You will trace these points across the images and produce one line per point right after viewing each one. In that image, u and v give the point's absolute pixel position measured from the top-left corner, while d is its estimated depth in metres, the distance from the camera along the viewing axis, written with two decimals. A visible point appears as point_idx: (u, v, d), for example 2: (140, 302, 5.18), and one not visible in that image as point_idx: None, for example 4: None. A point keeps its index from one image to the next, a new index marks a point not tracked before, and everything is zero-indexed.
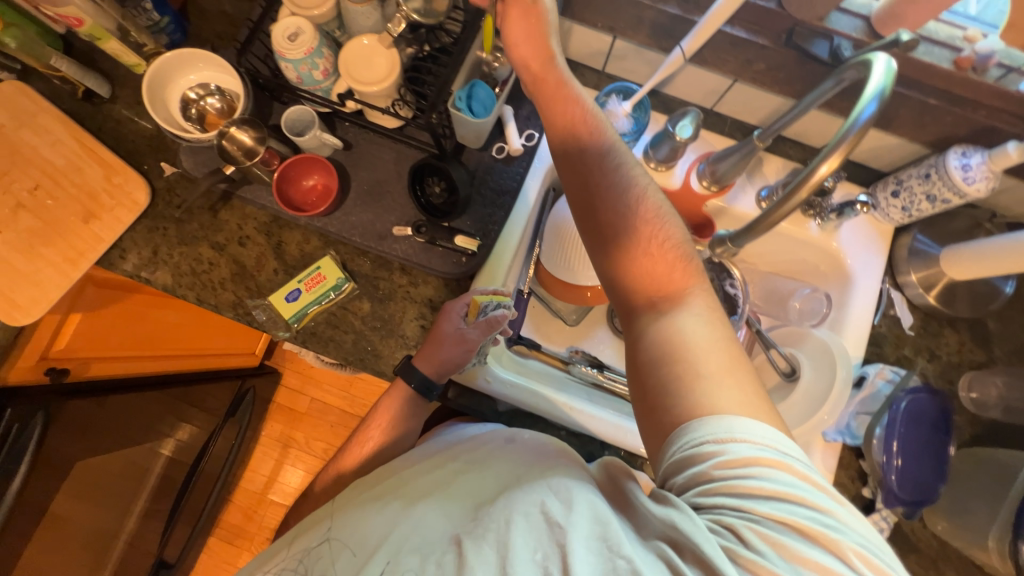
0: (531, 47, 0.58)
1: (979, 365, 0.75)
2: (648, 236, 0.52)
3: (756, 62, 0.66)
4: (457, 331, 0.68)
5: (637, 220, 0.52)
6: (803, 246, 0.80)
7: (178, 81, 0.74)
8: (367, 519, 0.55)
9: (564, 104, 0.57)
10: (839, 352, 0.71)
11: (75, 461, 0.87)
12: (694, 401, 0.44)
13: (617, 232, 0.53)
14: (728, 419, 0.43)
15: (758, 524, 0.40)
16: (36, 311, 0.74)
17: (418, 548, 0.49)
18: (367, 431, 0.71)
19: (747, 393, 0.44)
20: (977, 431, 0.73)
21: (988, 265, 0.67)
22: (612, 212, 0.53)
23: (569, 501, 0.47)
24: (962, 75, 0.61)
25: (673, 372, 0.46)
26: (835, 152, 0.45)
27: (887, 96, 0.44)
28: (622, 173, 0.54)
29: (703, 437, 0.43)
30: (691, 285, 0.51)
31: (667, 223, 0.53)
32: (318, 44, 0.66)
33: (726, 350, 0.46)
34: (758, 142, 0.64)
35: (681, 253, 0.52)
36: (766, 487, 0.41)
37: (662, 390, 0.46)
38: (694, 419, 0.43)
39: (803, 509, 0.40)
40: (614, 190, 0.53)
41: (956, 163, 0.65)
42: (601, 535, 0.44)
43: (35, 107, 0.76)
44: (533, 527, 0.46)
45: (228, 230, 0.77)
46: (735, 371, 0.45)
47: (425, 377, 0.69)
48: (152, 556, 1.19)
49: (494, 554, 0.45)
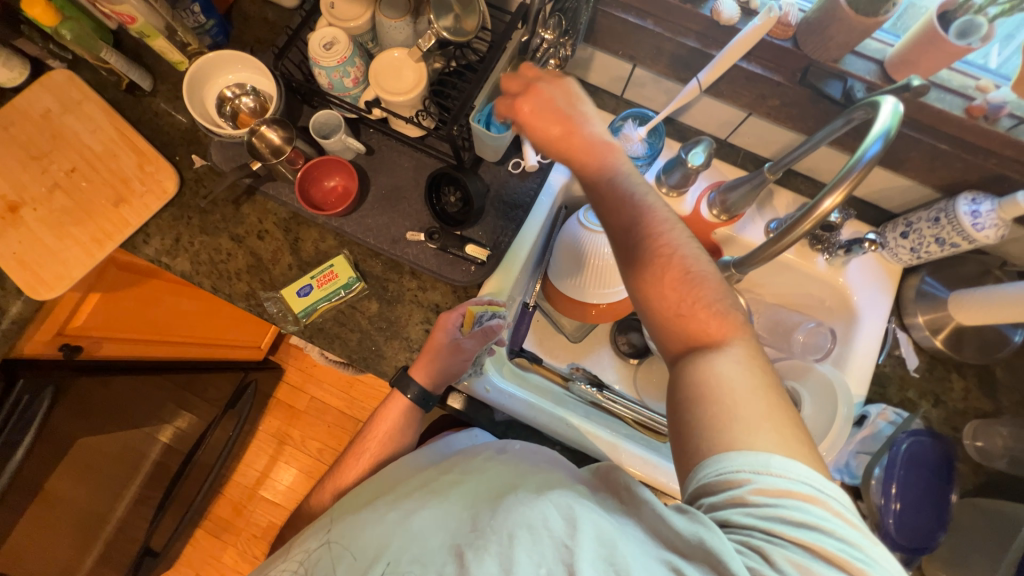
0: (565, 135, 0.57)
1: (985, 414, 0.74)
2: (679, 276, 0.51)
3: (772, 98, 0.68)
4: (453, 341, 0.68)
5: (667, 258, 0.51)
6: (811, 280, 0.81)
7: (217, 80, 0.78)
8: (366, 529, 0.53)
9: (599, 158, 0.57)
10: (841, 389, 0.70)
11: (77, 439, 0.87)
12: (730, 438, 0.43)
13: (654, 291, 0.51)
14: (765, 453, 0.42)
15: (784, 548, 0.39)
16: (59, 287, 0.77)
17: (417, 561, 0.47)
18: (362, 443, 0.71)
19: (785, 435, 0.43)
20: (981, 480, 0.71)
21: (996, 312, 0.67)
22: (648, 272, 0.52)
23: (573, 519, 0.45)
24: (973, 123, 0.61)
25: (709, 414, 0.45)
26: (839, 187, 0.46)
27: (892, 137, 0.45)
28: (656, 234, 0.52)
29: (737, 466, 0.42)
30: (735, 338, 0.49)
31: (703, 280, 0.50)
32: (351, 54, 0.70)
33: (768, 399, 0.45)
34: (767, 174, 0.65)
35: (721, 307, 0.50)
36: (795, 515, 0.40)
37: (695, 427, 0.45)
38: (727, 452, 0.43)
39: (833, 540, 0.39)
40: (647, 251, 0.52)
41: (965, 209, 0.65)
42: (607, 557, 0.42)
43: (81, 95, 0.81)
44: (539, 545, 0.44)
45: (249, 223, 0.80)
46: (775, 416, 0.44)
47: (422, 388, 0.70)
48: (137, 542, 1.19)
49: (497, 569, 0.43)
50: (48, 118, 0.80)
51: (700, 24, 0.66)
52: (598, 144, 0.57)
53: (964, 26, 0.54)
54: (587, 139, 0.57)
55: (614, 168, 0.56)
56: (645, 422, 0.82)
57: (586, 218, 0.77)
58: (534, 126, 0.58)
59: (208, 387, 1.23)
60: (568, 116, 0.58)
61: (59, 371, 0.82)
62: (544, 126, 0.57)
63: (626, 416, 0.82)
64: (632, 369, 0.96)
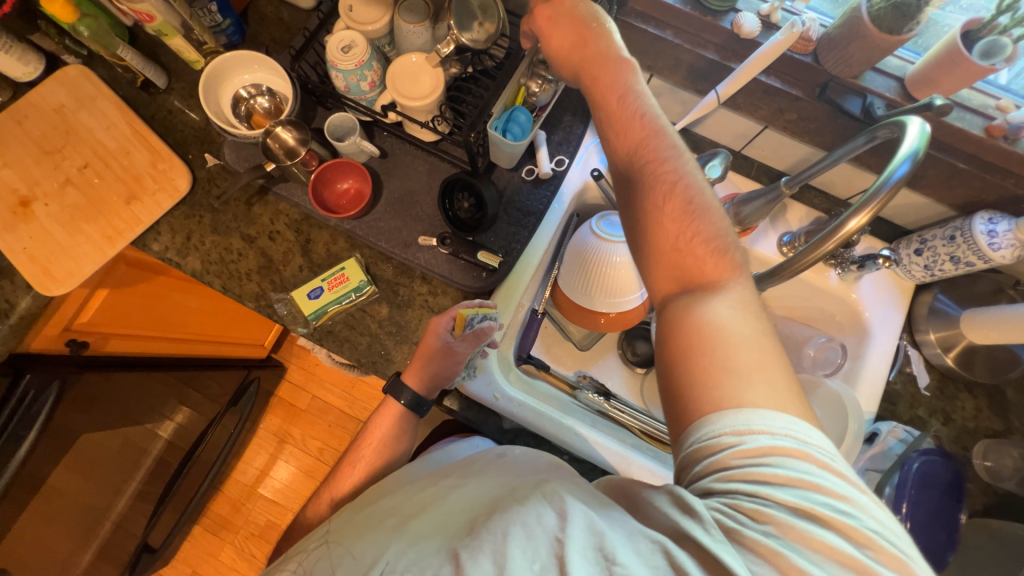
0: (578, 49, 0.59)
1: (996, 435, 0.73)
2: (675, 207, 0.51)
3: (789, 111, 0.67)
4: (445, 345, 0.67)
5: (666, 184, 0.52)
6: (822, 294, 0.81)
7: (232, 79, 0.77)
8: (365, 536, 0.53)
9: (608, 73, 0.58)
10: (851, 406, 0.70)
11: (80, 434, 0.86)
12: (720, 394, 0.42)
13: (655, 218, 0.52)
14: (748, 411, 0.41)
15: (769, 508, 0.39)
16: (70, 283, 0.77)
17: (414, 564, 0.46)
18: (356, 451, 0.71)
19: (776, 387, 0.42)
20: (990, 501, 0.71)
21: (1009, 331, 0.67)
22: (649, 197, 0.52)
23: (564, 513, 0.45)
24: (992, 142, 0.61)
25: (700, 365, 0.44)
26: (865, 208, 0.46)
27: (920, 158, 0.45)
28: (660, 162, 0.54)
29: (720, 429, 0.41)
30: (730, 278, 0.48)
31: (703, 213, 0.51)
32: (369, 58, 0.69)
33: (761, 348, 0.44)
34: (784, 188, 0.65)
35: (719, 245, 0.49)
36: (778, 473, 0.40)
37: (684, 383, 0.45)
38: (715, 411, 0.42)
39: (817, 494, 0.39)
40: (652, 177, 0.53)
41: (982, 228, 0.65)
42: (597, 544, 0.41)
43: (96, 91, 0.81)
44: (532, 541, 0.43)
45: (260, 223, 0.79)
46: (768, 368, 0.43)
47: (415, 394, 0.70)
48: (135, 538, 1.19)
49: (491, 567, 0.42)
50: (62, 113, 0.80)
51: (720, 36, 0.66)
52: (610, 58, 0.58)
53: (988, 46, 0.54)
54: (601, 54, 0.58)
55: (626, 86, 0.58)
56: (651, 433, 0.81)
57: (597, 227, 0.77)
58: (550, 33, 0.60)
59: (210, 383, 1.23)
60: (587, 27, 0.59)
61: (65, 366, 0.82)
62: (564, 49, 0.59)
63: (633, 426, 0.81)
64: (639, 378, 0.96)
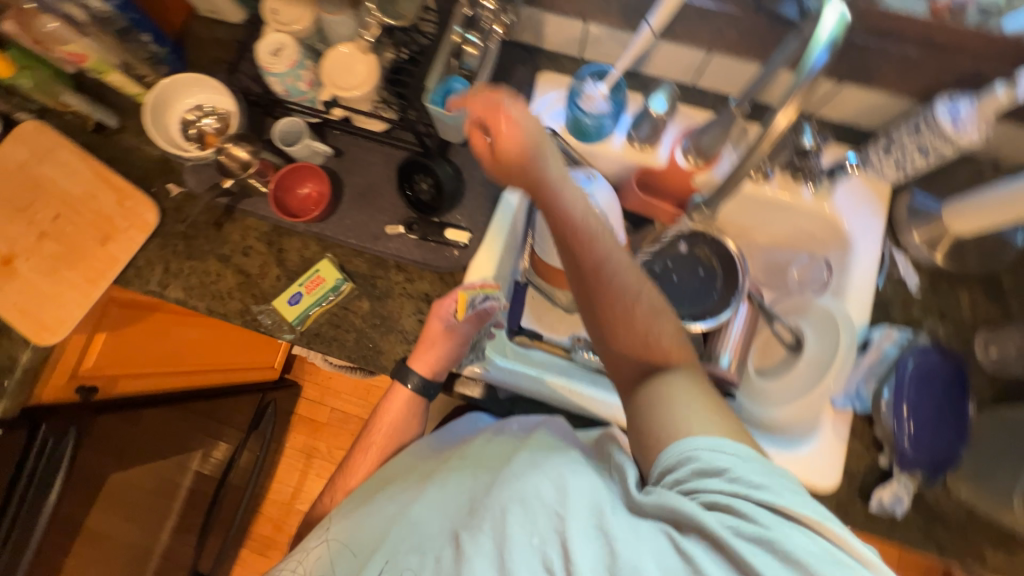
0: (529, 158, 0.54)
1: (995, 323, 0.72)
2: (617, 303, 0.53)
3: (728, 30, 0.66)
4: (449, 326, 0.70)
5: (607, 280, 0.53)
6: (798, 214, 0.78)
7: (176, 105, 0.78)
8: (370, 517, 0.57)
9: (541, 155, 0.53)
10: (843, 320, 0.70)
11: (109, 476, 0.92)
12: (678, 428, 0.48)
13: (611, 320, 0.53)
14: (715, 437, 0.46)
15: (752, 504, 0.42)
16: (62, 330, 0.80)
17: (416, 546, 0.50)
18: (368, 437, 0.74)
19: (726, 417, 0.49)
20: (999, 390, 0.70)
21: (991, 215, 0.65)
22: (594, 299, 0.53)
23: (563, 489, 0.47)
24: (939, 22, 0.59)
25: (660, 418, 0.50)
26: (790, 102, 0.47)
27: (840, 44, 0.44)
28: (603, 231, 0.53)
29: (696, 445, 0.46)
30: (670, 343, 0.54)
31: (640, 299, 0.53)
32: (300, 57, 0.71)
33: (704, 394, 0.51)
34: (737, 110, 0.64)
35: (660, 324, 0.54)
36: (755, 478, 0.43)
37: (648, 430, 0.51)
38: (679, 439, 0.47)
39: (793, 494, 0.42)
40: (593, 282, 0.53)
41: (944, 112, 0.62)
42: (597, 523, 0.44)
43: (52, 142, 0.83)
44: (531, 516, 0.46)
45: (233, 242, 0.81)
46: (714, 406, 0.50)
47: (423, 377, 0.72)
48: (187, 567, 1.24)
49: (492, 543, 0.46)
50: (25, 170, 0.81)
51: None
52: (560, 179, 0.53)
53: None
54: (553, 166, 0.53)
55: None
56: None
57: None
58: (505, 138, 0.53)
59: (232, 413, 1.26)
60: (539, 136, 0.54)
61: (79, 412, 0.85)
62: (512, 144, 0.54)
63: None
64: None
